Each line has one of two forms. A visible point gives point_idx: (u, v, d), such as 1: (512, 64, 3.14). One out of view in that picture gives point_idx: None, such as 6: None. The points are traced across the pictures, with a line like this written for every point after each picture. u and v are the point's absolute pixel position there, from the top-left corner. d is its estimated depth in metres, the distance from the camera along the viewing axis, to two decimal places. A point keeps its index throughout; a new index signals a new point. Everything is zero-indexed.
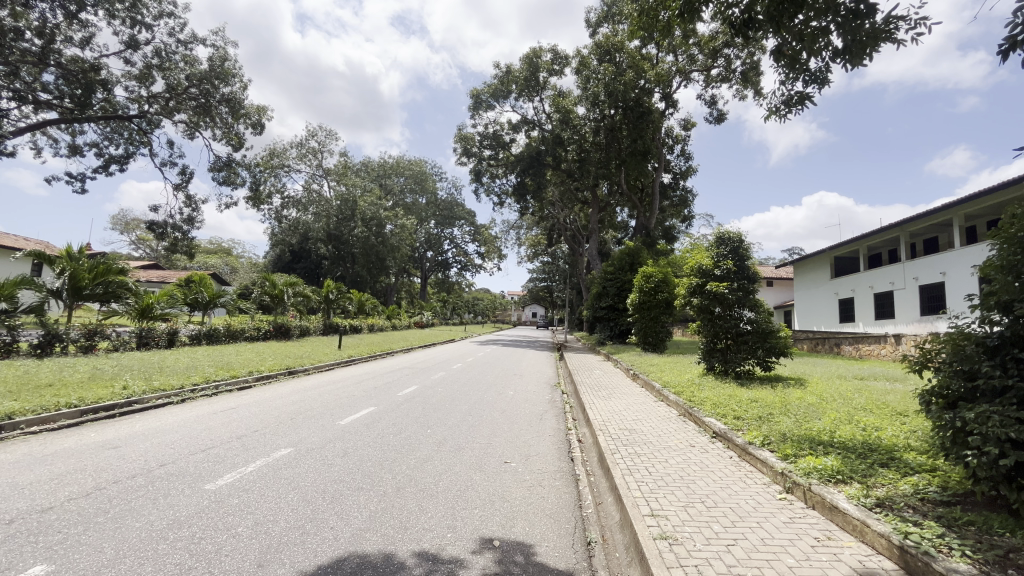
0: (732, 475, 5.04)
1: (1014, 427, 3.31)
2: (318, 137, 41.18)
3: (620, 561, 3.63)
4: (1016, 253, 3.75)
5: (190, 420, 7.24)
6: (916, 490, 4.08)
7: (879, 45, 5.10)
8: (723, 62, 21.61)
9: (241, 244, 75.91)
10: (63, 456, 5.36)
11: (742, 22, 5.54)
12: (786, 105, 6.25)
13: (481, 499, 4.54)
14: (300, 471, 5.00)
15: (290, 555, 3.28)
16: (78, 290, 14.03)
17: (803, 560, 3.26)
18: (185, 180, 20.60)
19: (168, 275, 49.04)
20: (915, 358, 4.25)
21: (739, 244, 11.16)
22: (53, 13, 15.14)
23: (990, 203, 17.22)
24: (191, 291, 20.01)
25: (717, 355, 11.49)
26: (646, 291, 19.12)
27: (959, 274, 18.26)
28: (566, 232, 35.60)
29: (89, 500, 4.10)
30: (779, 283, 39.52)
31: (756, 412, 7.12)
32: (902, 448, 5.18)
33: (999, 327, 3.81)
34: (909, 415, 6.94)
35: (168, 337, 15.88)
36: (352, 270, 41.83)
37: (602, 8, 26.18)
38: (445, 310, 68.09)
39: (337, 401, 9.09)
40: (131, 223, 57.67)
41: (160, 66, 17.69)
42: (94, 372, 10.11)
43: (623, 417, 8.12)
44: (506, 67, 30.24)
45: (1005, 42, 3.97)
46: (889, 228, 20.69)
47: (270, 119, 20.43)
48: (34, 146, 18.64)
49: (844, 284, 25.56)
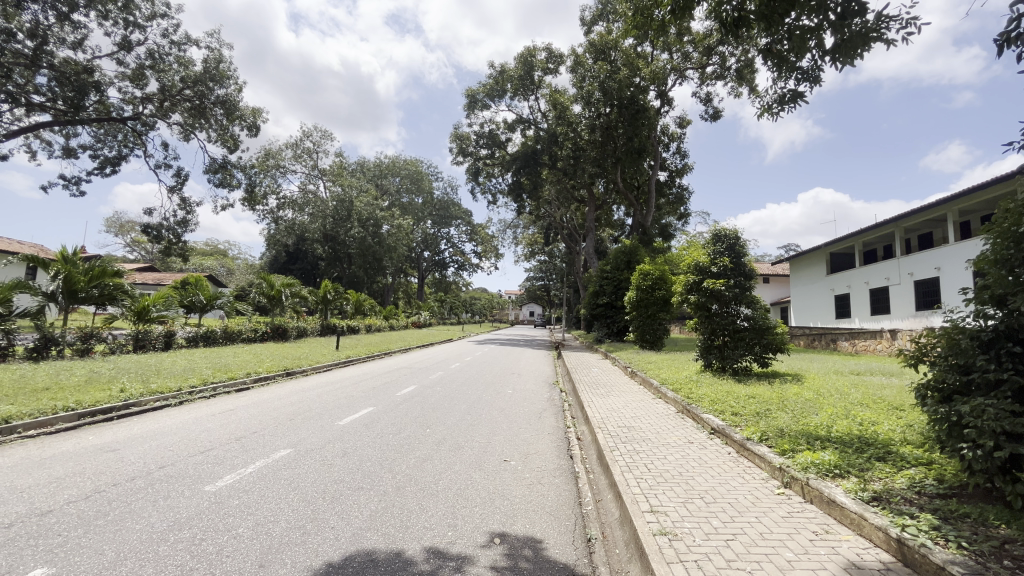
0: (731, 471, 5.07)
1: (1008, 420, 3.34)
2: (313, 137, 40.99)
3: (621, 557, 3.64)
4: (1008, 248, 3.76)
5: (188, 423, 7.22)
6: (912, 483, 4.12)
7: (870, 44, 5.15)
8: (717, 61, 21.71)
9: (236, 245, 75.67)
10: (61, 460, 5.32)
11: (732, 19, 5.58)
12: (779, 104, 6.28)
13: (482, 498, 4.55)
14: (300, 471, 5.02)
15: (290, 556, 3.29)
16: (73, 293, 13.98)
17: (801, 553, 3.29)
18: (180, 182, 20.54)
19: (162, 277, 48.86)
20: (910, 353, 4.28)
21: (735, 241, 11.21)
22: (45, 15, 15.02)
23: (986, 197, 17.32)
24: (187, 293, 19.96)
25: (714, 352, 11.52)
26: (643, 289, 19.16)
27: (954, 268, 18.38)
28: (563, 230, 35.66)
29: (87, 503, 4.09)
30: (775, 280, 39.77)
31: (754, 408, 7.15)
32: (898, 443, 5.21)
33: (993, 321, 3.79)
34: (905, 409, 6.97)
35: (164, 340, 15.78)
36: (348, 270, 41.82)
37: (596, 6, 26.20)
38: (443, 310, 68.23)
39: (337, 401, 9.11)
40: (125, 225, 57.45)
41: (154, 67, 17.60)
42: (90, 375, 10.05)
43: (621, 414, 8.16)
44: (500, 66, 30.16)
45: (1000, 38, 4.00)
46: (885, 224, 20.80)
47: (265, 121, 20.35)
48: (26, 149, 18.52)
49: (840, 280, 25.65)
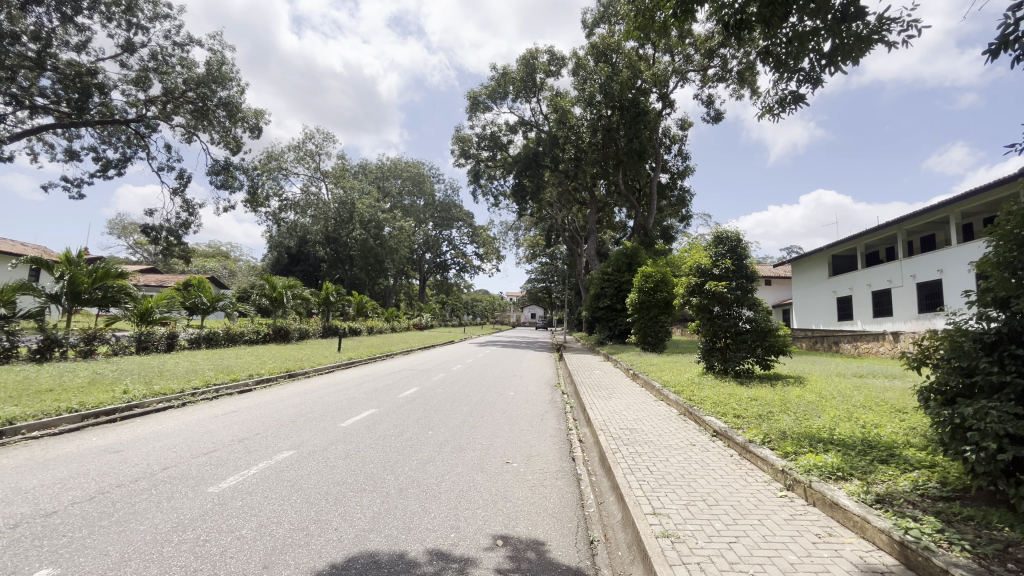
0: (733, 474, 5.06)
1: (1013, 423, 3.33)
2: (315, 139, 41.17)
3: (623, 560, 3.65)
4: (1012, 250, 3.77)
5: (190, 424, 7.23)
6: (916, 486, 4.11)
7: (870, 47, 5.20)
8: (718, 64, 21.72)
9: (239, 247, 75.74)
10: (65, 461, 5.37)
11: (734, 22, 5.60)
12: (780, 105, 6.30)
13: (483, 500, 4.56)
14: (302, 473, 5.02)
15: (294, 557, 3.30)
16: (77, 294, 14.02)
17: (804, 556, 3.28)
18: (182, 184, 20.61)
19: (166, 279, 49.41)
20: (913, 356, 4.27)
21: (737, 243, 11.22)
22: (49, 18, 15.10)
23: (987, 200, 17.32)
24: (190, 295, 19.92)
25: (716, 355, 11.48)
26: (645, 291, 19.13)
27: (957, 271, 18.35)
28: (564, 232, 35.71)
29: (92, 504, 4.11)
30: (777, 282, 39.77)
31: (756, 411, 7.13)
32: (902, 445, 5.21)
33: (995, 324, 3.80)
34: (908, 412, 6.95)
35: (167, 341, 15.83)
36: (350, 272, 41.91)
37: (598, 9, 26.27)
38: (444, 311, 68.34)
39: (340, 403, 9.17)
40: (128, 227, 57.58)
41: (156, 69, 17.70)
42: (93, 376, 10.13)
43: (623, 416, 8.17)
44: (502, 68, 30.24)
45: (996, 42, 4.01)
46: (887, 226, 20.77)
47: (267, 123, 20.38)
48: (30, 151, 18.57)
49: (842, 282, 25.63)
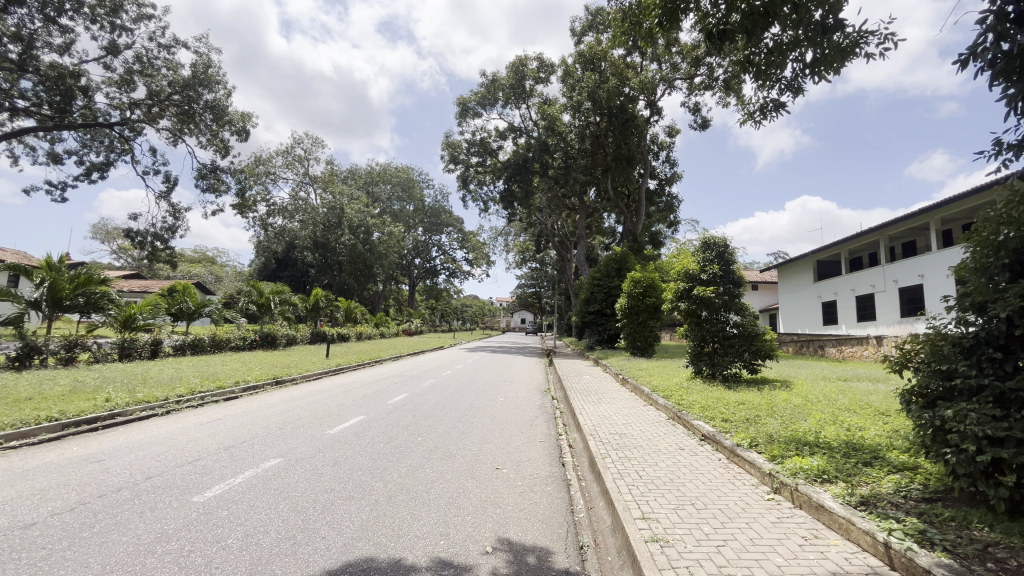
0: (721, 477, 5.12)
1: (991, 424, 3.40)
2: (303, 145, 40.98)
3: (612, 565, 3.65)
4: (988, 256, 3.87)
5: (173, 433, 7.12)
6: (898, 488, 4.19)
7: (848, 58, 5.33)
8: (705, 71, 22.01)
9: (226, 253, 74.70)
10: (44, 471, 5.25)
11: (718, 32, 5.68)
12: (762, 112, 6.42)
13: (473, 506, 4.54)
14: (290, 481, 4.98)
15: (282, 566, 3.27)
16: (58, 301, 13.39)
17: (791, 559, 3.31)
18: (168, 188, 20.29)
19: (149, 285, 48.61)
20: (895, 359, 4.36)
21: (724, 249, 11.42)
22: (32, 19, 14.92)
23: (966, 207, 17.72)
24: (175, 301, 19.45)
25: (704, 359, 11.56)
26: (634, 296, 19.29)
27: (936, 276, 18.74)
28: (554, 238, 35.91)
29: (71, 515, 4.03)
30: (763, 287, 40.44)
31: (743, 414, 7.23)
32: (885, 448, 5.29)
33: (973, 327, 3.90)
34: (890, 415, 7.08)
35: (151, 348, 15.66)
36: (339, 278, 41.59)
37: (587, 17, 26.55)
38: (434, 317, 68.02)
39: (328, 410, 9.09)
40: (112, 232, 56.83)
41: (142, 72, 17.53)
42: (75, 384, 9.90)
43: (613, 421, 8.22)
44: (491, 75, 30.27)
45: (964, 53, 4.12)
46: (869, 232, 21.14)
47: (255, 125, 20.12)
48: (10, 154, 18.22)
49: (827, 286, 26.01)
